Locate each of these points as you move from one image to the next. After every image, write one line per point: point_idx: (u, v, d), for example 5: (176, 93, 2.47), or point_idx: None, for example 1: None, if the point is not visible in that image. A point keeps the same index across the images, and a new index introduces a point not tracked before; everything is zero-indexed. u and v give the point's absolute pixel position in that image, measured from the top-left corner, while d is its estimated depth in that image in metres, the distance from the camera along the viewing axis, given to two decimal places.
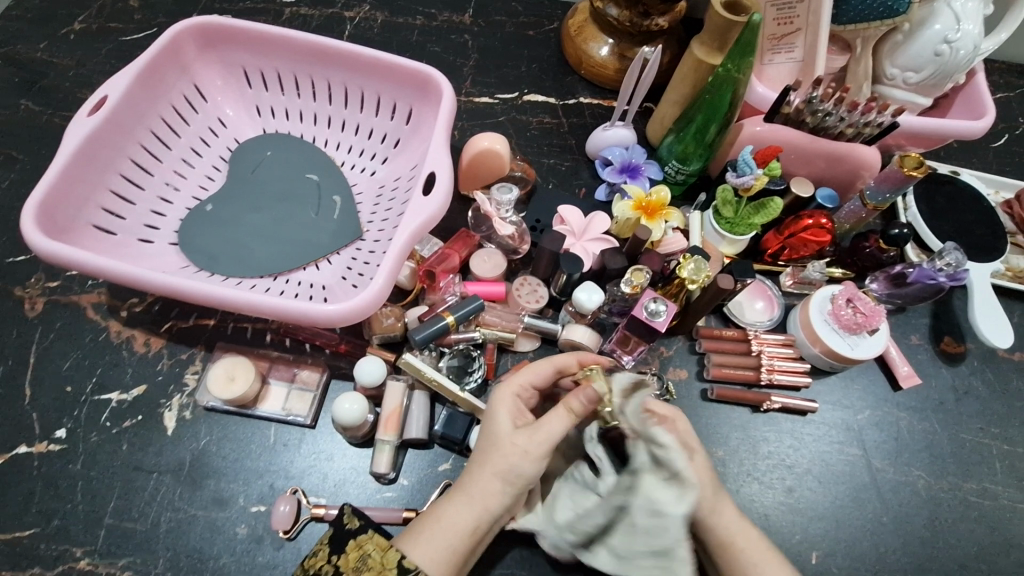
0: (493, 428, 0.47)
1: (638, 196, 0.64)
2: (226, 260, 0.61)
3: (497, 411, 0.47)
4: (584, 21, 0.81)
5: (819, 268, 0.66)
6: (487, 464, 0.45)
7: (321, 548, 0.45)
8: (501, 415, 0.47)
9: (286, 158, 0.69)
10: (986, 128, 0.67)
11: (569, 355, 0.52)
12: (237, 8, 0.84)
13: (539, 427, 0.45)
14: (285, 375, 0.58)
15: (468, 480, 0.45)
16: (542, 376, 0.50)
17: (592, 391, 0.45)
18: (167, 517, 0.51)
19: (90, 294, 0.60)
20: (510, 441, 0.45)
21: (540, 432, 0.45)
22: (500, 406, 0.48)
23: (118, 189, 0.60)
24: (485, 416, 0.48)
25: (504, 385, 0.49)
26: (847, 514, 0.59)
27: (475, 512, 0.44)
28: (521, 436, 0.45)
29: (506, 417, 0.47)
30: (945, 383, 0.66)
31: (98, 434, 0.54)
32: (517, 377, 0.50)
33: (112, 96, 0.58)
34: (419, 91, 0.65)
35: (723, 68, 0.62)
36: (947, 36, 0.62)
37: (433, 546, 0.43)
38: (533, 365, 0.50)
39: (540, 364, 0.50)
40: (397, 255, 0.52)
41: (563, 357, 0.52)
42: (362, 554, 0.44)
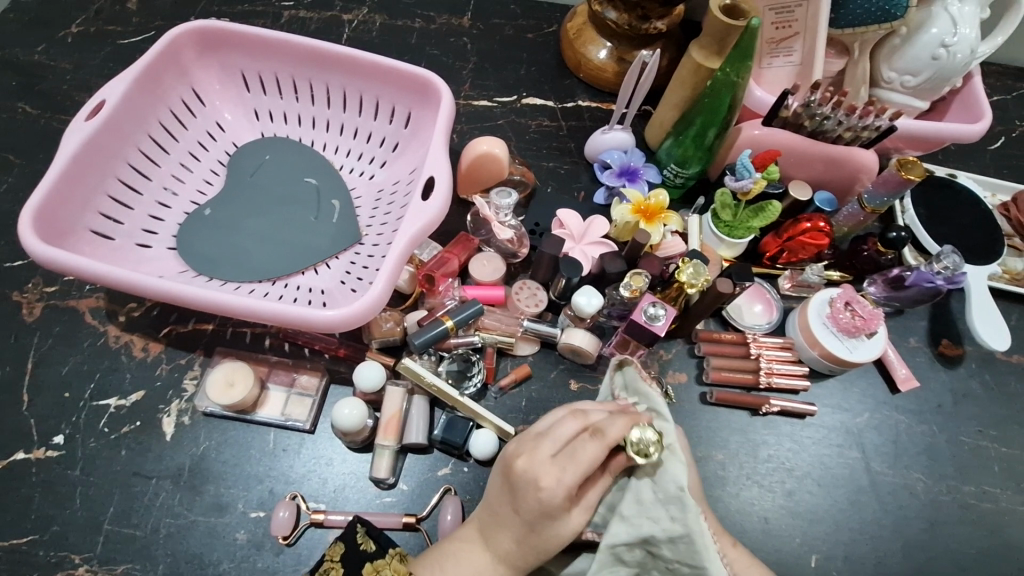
0: (548, 519, 0.43)
1: (637, 199, 0.64)
2: (225, 264, 0.61)
3: (554, 509, 0.42)
4: (583, 24, 0.82)
5: (818, 271, 0.66)
6: (537, 544, 0.43)
7: (333, 565, 0.47)
8: (557, 510, 0.42)
9: (286, 162, 0.69)
10: (983, 131, 0.67)
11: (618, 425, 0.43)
12: (235, 11, 0.84)
13: (590, 504, 0.44)
14: (285, 380, 0.58)
15: (509, 553, 0.44)
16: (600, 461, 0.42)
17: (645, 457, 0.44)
18: (167, 523, 0.51)
19: (88, 298, 0.60)
20: (566, 528, 0.43)
21: (591, 509, 0.44)
22: (557, 503, 0.42)
23: (116, 194, 0.60)
24: (533, 506, 0.42)
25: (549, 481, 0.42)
26: (846, 518, 0.59)
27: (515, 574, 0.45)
28: (576, 516, 0.43)
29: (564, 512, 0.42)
30: (943, 385, 0.66)
31: (97, 439, 0.54)
32: (568, 471, 0.42)
33: (110, 101, 0.58)
34: (419, 94, 0.65)
35: (722, 72, 0.62)
36: (945, 40, 0.63)
37: None
38: (583, 451, 0.42)
39: (593, 447, 0.42)
40: (396, 259, 0.52)
41: (611, 429, 0.43)
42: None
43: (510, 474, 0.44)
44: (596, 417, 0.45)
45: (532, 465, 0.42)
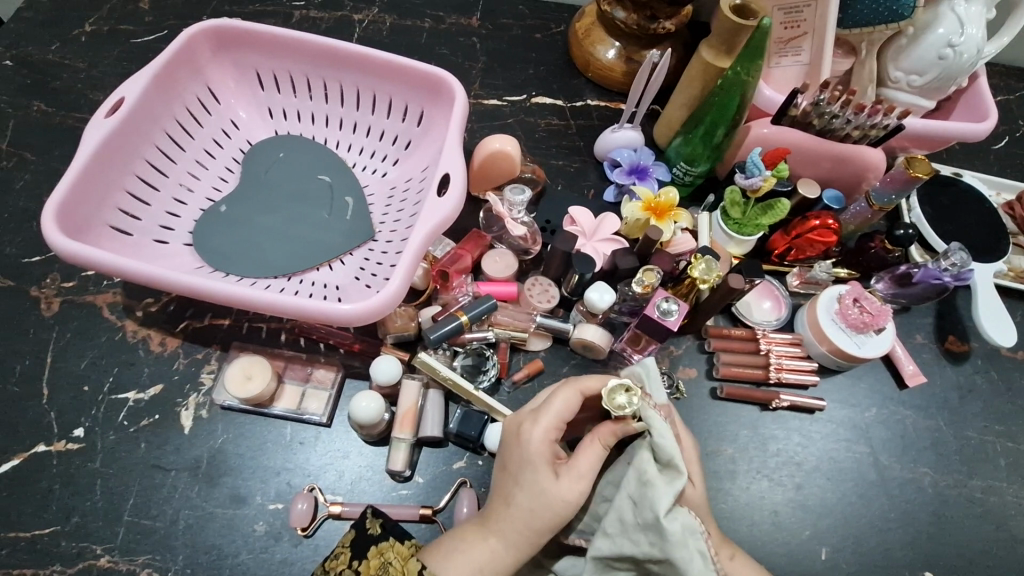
0: (532, 473, 0.45)
1: (647, 197, 0.65)
2: (241, 260, 0.62)
3: (534, 458, 0.45)
4: (591, 24, 0.82)
5: (826, 268, 0.68)
6: (527, 510, 0.44)
7: (343, 551, 0.47)
8: (538, 459, 0.45)
9: (300, 160, 0.70)
10: (989, 131, 0.68)
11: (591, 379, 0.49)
12: (247, 10, 0.85)
13: (580, 471, 0.45)
14: (300, 375, 0.59)
15: (503, 524, 0.44)
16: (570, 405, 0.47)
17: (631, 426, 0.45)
18: (186, 514, 0.52)
19: (105, 294, 0.61)
20: (555, 491, 0.44)
21: (584, 477, 0.45)
22: (537, 449, 0.46)
23: (134, 190, 0.60)
24: (517, 458, 0.46)
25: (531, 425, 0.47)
26: (855, 512, 0.60)
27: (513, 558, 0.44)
28: (567, 483, 0.44)
29: (545, 464, 0.45)
30: (949, 381, 0.67)
31: (116, 432, 0.54)
32: (546, 414, 0.47)
33: (129, 98, 0.59)
34: (432, 93, 0.66)
35: (732, 71, 0.62)
36: (952, 40, 0.64)
37: None
38: (557, 398, 0.47)
39: (566, 393, 0.47)
40: (414, 255, 0.53)
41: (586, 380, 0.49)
42: (384, 559, 0.45)
43: (504, 438, 0.49)
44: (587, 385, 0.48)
45: (517, 420, 0.48)
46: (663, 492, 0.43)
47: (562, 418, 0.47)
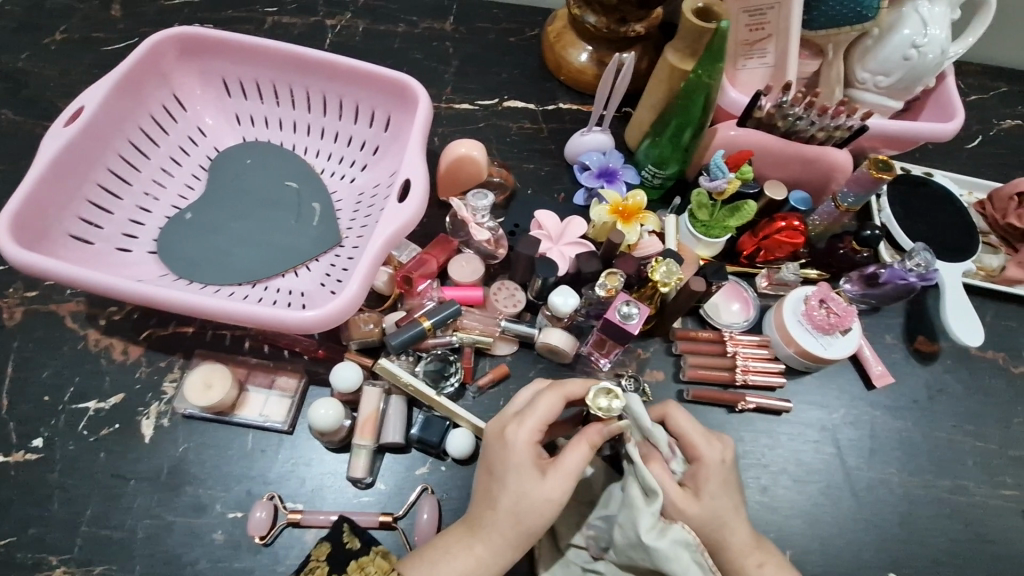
0: (518, 474, 0.45)
1: (615, 200, 0.65)
2: (206, 268, 0.62)
3: (518, 460, 0.45)
4: (563, 28, 0.82)
5: (793, 270, 0.67)
6: (513, 512, 0.44)
7: (319, 564, 0.46)
8: (525, 460, 0.45)
9: (267, 166, 0.69)
10: (956, 130, 0.68)
11: (576, 382, 0.49)
12: (219, 17, 0.85)
13: (565, 470, 0.45)
14: (264, 382, 0.58)
15: (489, 527, 0.44)
16: (554, 408, 0.47)
17: (614, 426, 0.46)
18: (145, 524, 0.52)
19: (68, 303, 0.60)
20: (541, 490, 0.44)
21: (570, 475, 0.45)
22: (522, 449, 0.46)
23: (95, 199, 0.60)
24: (502, 459, 0.46)
25: (515, 428, 0.47)
26: (823, 513, 0.60)
27: (497, 560, 0.44)
28: (553, 482, 0.44)
29: (531, 465, 0.45)
30: (918, 382, 0.67)
31: (76, 442, 0.54)
32: (528, 415, 0.47)
33: (89, 107, 0.59)
34: (398, 99, 0.66)
35: (695, 73, 0.62)
36: (916, 41, 0.64)
37: None
38: (541, 401, 0.48)
39: (550, 395, 0.48)
40: (372, 260, 0.53)
41: (571, 385, 0.49)
42: (363, 575, 0.45)
43: (486, 441, 0.48)
44: (570, 386, 0.49)
45: (500, 423, 0.48)
46: (643, 515, 0.46)
47: (547, 420, 0.47)
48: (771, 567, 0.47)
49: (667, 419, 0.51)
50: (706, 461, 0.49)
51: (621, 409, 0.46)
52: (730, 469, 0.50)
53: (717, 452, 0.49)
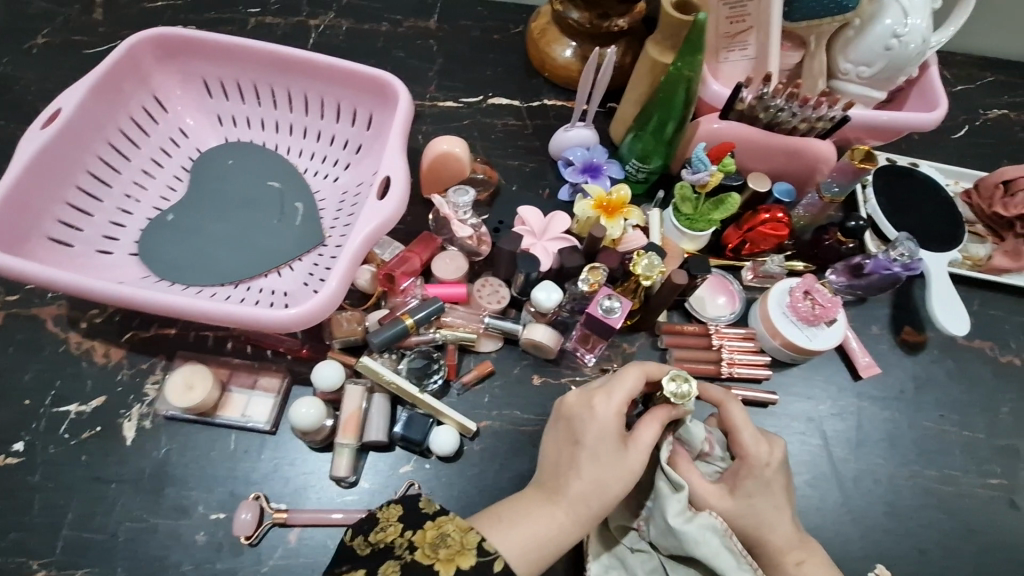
0: (603, 444, 0.48)
1: (598, 196, 0.65)
2: (187, 269, 0.62)
3: (603, 430, 0.48)
4: (547, 24, 0.82)
5: (778, 262, 0.68)
6: (594, 481, 0.47)
7: (392, 523, 0.46)
8: (611, 431, 0.48)
9: (249, 166, 0.69)
10: (939, 120, 0.69)
11: (653, 364, 0.52)
12: (201, 18, 0.85)
13: (641, 444, 0.49)
14: (246, 382, 0.58)
15: (573, 495, 0.47)
16: (638, 385, 0.50)
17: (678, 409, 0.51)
18: (127, 526, 0.51)
19: (49, 306, 0.60)
20: (625, 460, 0.48)
21: (647, 450, 0.49)
22: (610, 421, 0.49)
23: (74, 201, 0.60)
24: (590, 430, 0.49)
25: (602, 401, 0.49)
26: (810, 505, 0.60)
27: (578, 528, 0.47)
28: (634, 454, 0.48)
29: (615, 436, 0.48)
30: (905, 372, 0.67)
31: (57, 446, 0.54)
32: (613, 389, 0.50)
33: (66, 109, 0.59)
34: (378, 97, 0.65)
35: (674, 66, 0.62)
36: (897, 30, 0.64)
37: (530, 554, 0.46)
38: (626, 377, 0.51)
39: (635, 373, 0.51)
40: (352, 258, 0.54)
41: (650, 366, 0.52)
42: (441, 532, 0.44)
43: (569, 412, 0.51)
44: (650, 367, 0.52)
45: (586, 396, 0.50)
46: (670, 503, 0.49)
47: (631, 397, 0.50)
48: (810, 564, 0.49)
49: (723, 407, 0.53)
50: (753, 460, 0.50)
51: (689, 397, 0.49)
52: (779, 470, 0.51)
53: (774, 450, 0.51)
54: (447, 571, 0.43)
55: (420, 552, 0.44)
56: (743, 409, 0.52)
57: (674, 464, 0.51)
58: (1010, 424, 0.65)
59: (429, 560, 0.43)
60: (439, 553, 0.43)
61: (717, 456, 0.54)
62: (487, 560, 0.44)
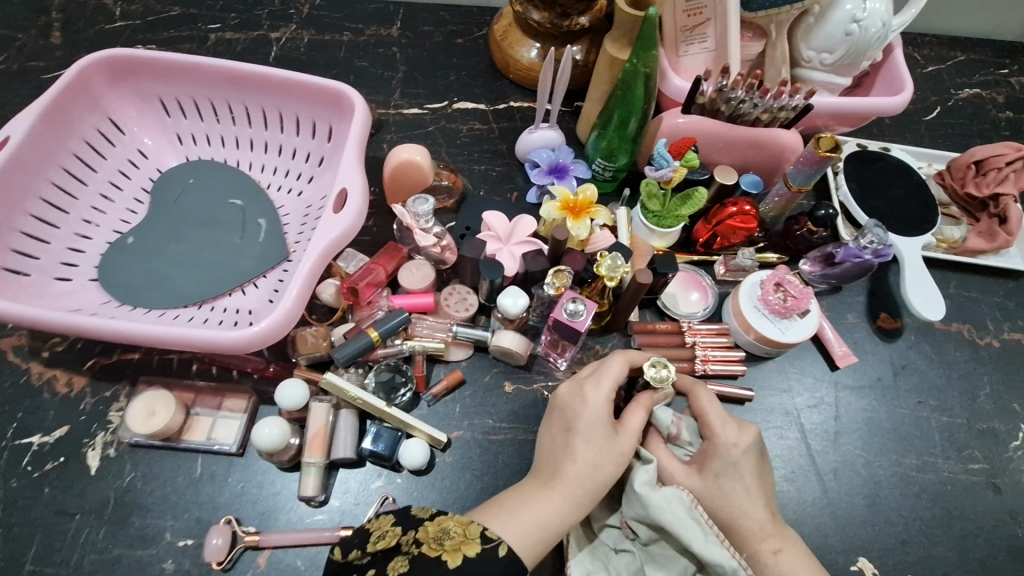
0: (596, 429, 0.49)
1: (564, 196, 0.64)
2: (148, 292, 0.61)
3: (596, 415, 0.49)
4: (509, 25, 0.81)
5: (749, 255, 0.66)
6: (590, 466, 0.48)
7: (390, 531, 0.44)
8: (602, 416, 0.49)
9: (210, 185, 0.68)
10: (905, 103, 0.68)
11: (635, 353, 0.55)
12: (160, 37, 0.84)
13: (629, 429, 0.50)
14: (211, 404, 0.57)
15: (569, 480, 0.47)
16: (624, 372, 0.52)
17: (659, 393, 0.53)
18: (92, 558, 0.50)
19: (9, 337, 0.59)
20: (616, 445, 0.49)
21: (636, 435, 0.50)
22: (601, 406, 0.50)
23: (29, 229, 0.59)
24: (582, 416, 0.50)
25: (592, 387, 0.51)
26: (789, 499, 0.59)
27: (575, 514, 0.47)
28: (624, 439, 0.49)
29: (606, 421, 0.49)
30: (882, 360, 0.66)
31: (19, 479, 0.53)
32: (603, 376, 0.51)
33: (15, 136, 0.57)
34: (336, 107, 0.65)
35: (630, 63, 0.62)
36: (856, 15, 0.63)
37: (529, 539, 0.45)
38: (612, 364, 0.52)
39: (620, 360, 0.53)
40: (308, 275, 0.53)
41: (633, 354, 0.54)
42: (443, 528, 0.43)
43: (560, 403, 0.52)
44: (633, 356, 0.54)
45: (577, 385, 0.52)
46: (636, 473, 0.50)
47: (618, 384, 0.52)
48: (788, 553, 0.47)
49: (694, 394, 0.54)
50: (719, 440, 0.51)
51: (670, 380, 0.52)
52: (751, 452, 0.50)
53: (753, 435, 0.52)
54: (455, 560, 0.41)
55: (426, 547, 0.42)
56: (713, 396, 0.53)
57: (646, 444, 0.53)
58: (989, 407, 0.64)
59: (437, 552, 0.42)
60: (444, 545, 0.42)
61: (686, 442, 0.54)
62: (489, 546, 0.43)
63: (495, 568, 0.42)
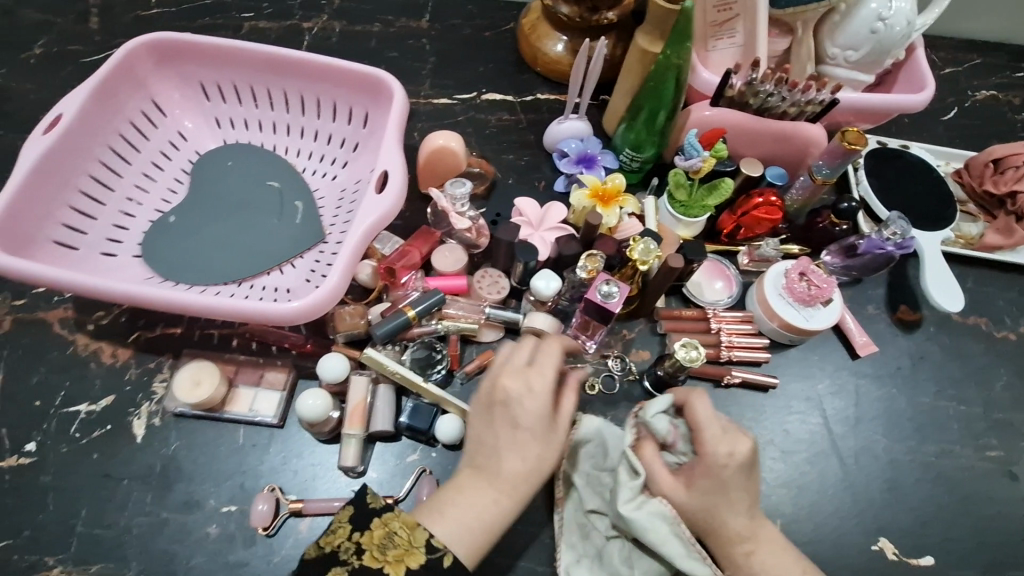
0: (538, 424, 0.48)
1: (593, 185, 0.66)
2: (191, 268, 0.63)
3: (538, 411, 0.48)
4: (537, 20, 0.83)
5: (773, 245, 0.68)
6: (526, 460, 0.47)
7: (341, 526, 0.47)
8: (541, 412, 0.48)
9: (248, 167, 0.70)
10: (927, 100, 0.69)
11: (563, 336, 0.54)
12: (195, 25, 0.85)
13: (563, 420, 0.50)
14: (252, 379, 0.59)
15: (507, 477, 0.47)
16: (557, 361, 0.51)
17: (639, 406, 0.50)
18: (139, 521, 0.52)
19: (56, 309, 0.61)
20: (550, 438, 0.48)
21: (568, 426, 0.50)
22: (541, 401, 0.48)
23: (78, 205, 0.61)
24: (524, 412, 0.48)
25: (529, 378, 0.49)
26: (810, 481, 0.60)
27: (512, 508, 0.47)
28: (559, 430, 0.49)
29: (544, 414, 0.48)
30: (901, 350, 0.68)
31: (68, 445, 0.55)
32: (539, 367, 0.50)
33: (67, 115, 0.59)
34: (374, 94, 0.66)
35: (663, 55, 0.63)
36: (881, 14, 0.65)
37: (469, 540, 0.46)
38: (546, 355, 0.51)
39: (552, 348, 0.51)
40: (352, 253, 0.55)
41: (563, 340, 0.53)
42: (388, 530, 0.45)
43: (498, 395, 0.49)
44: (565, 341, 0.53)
45: (524, 376, 0.49)
46: (624, 492, 0.49)
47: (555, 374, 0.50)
48: (760, 554, 0.49)
49: (691, 405, 0.50)
50: (710, 459, 0.48)
51: (699, 361, 0.58)
52: (742, 468, 0.48)
53: (748, 446, 0.49)
54: (397, 572, 0.44)
55: (369, 555, 0.45)
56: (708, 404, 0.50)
57: (637, 450, 0.51)
58: (1005, 398, 0.66)
59: (378, 563, 0.44)
60: (387, 555, 0.45)
61: (679, 450, 0.51)
62: (434, 557, 0.44)
63: None
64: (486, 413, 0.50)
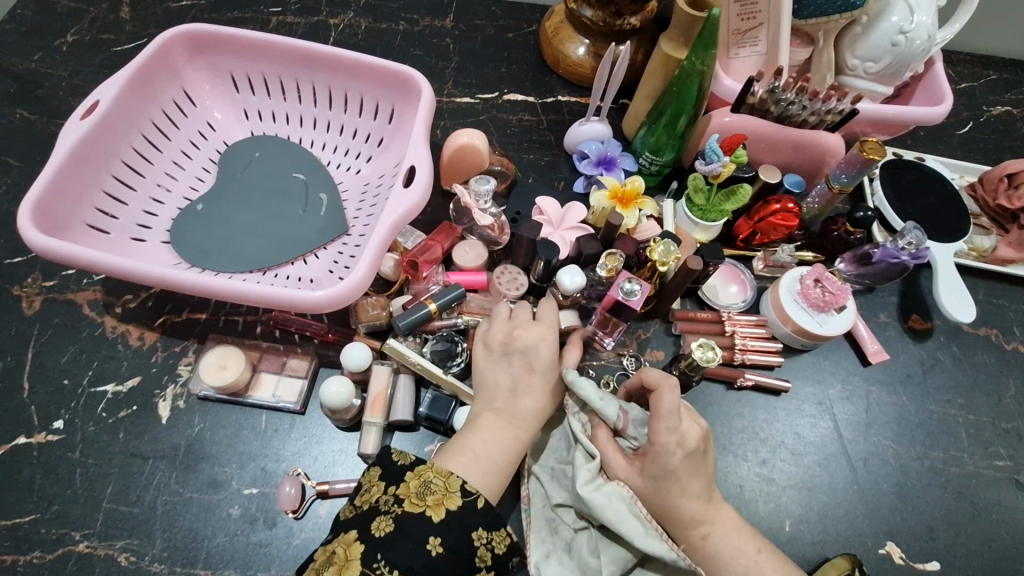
0: (549, 366, 0.55)
1: (614, 186, 0.67)
2: (217, 255, 0.64)
3: (549, 357, 0.55)
4: (560, 22, 0.84)
5: (789, 252, 0.69)
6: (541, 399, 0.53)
7: (374, 484, 0.47)
8: (552, 357, 0.55)
9: (275, 159, 0.71)
10: (945, 113, 0.70)
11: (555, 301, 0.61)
12: (225, 17, 0.87)
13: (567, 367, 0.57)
14: (275, 365, 0.60)
15: (524, 416, 0.52)
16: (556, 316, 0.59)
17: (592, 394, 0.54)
18: (163, 500, 0.53)
19: (85, 291, 0.62)
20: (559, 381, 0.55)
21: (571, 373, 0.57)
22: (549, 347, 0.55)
23: (111, 189, 0.62)
24: (539, 357, 0.55)
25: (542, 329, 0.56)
26: (819, 484, 0.61)
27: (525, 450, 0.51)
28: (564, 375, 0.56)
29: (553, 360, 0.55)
30: (912, 358, 0.69)
31: (96, 423, 0.56)
32: (546, 321, 0.57)
33: (104, 101, 0.61)
34: (400, 91, 0.68)
35: (688, 61, 0.64)
36: (903, 27, 0.66)
37: (496, 470, 0.49)
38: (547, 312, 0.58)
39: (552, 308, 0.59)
40: (378, 245, 0.56)
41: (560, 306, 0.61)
42: (424, 480, 0.46)
43: (512, 344, 0.55)
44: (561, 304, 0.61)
45: (538, 329, 0.56)
46: (580, 473, 0.52)
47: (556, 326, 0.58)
48: (715, 538, 0.50)
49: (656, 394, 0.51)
50: (661, 448, 0.49)
51: (716, 361, 0.59)
52: (693, 453, 0.50)
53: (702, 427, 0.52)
54: (439, 514, 0.45)
55: (408, 502, 0.45)
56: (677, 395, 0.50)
57: (593, 436, 0.54)
58: (1015, 408, 0.67)
59: (420, 508, 0.45)
60: (426, 500, 0.45)
61: (630, 435, 0.54)
62: (470, 499, 0.46)
63: (475, 519, 0.46)
64: (501, 362, 0.55)
